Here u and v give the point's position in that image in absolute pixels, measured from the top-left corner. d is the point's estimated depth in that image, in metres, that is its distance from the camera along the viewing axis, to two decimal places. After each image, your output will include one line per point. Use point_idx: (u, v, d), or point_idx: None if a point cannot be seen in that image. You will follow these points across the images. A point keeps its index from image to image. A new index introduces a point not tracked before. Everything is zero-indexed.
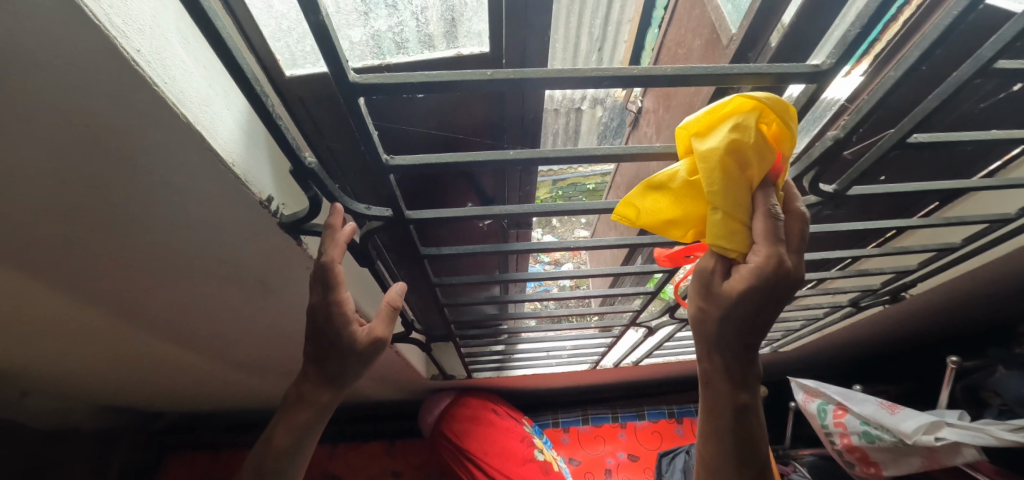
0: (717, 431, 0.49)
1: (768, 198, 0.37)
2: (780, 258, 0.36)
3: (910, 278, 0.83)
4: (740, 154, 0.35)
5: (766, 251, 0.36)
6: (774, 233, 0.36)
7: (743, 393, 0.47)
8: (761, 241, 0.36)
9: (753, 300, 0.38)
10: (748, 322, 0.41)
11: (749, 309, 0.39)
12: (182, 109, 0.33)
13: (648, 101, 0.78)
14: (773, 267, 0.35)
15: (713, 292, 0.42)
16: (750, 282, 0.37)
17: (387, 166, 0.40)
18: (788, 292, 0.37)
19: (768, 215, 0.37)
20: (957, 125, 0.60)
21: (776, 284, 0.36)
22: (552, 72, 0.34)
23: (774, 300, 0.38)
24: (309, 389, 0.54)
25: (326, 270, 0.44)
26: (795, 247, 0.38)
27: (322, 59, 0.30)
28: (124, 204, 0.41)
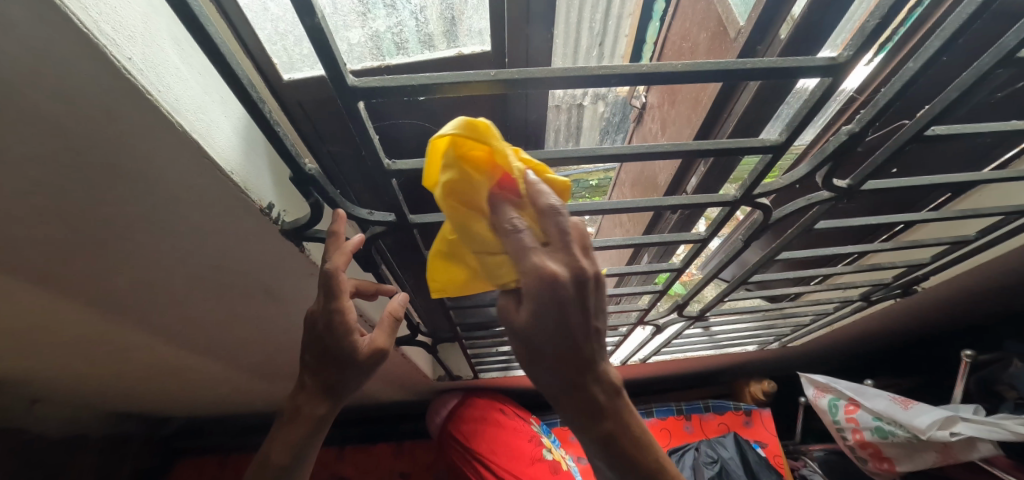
0: (613, 468, 0.43)
1: (504, 216, 0.35)
2: (539, 268, 0.32)
3: (922, 272, 0.81)
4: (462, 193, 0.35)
5: (523, 271, 0.33)
6: (525, 245, 0.33)
7: (605, 419, 0.41)
8: (519, 261, 0.33)
9: (544, 317, 0.35)
10: (562, 342, 0.37)
11: (551, 327, 0.35)
12: (176, 117, 0.33)
13: (652, 97, 0.77)
14: (536, 280, 0.32)
15: (513, 325, 0.39)
16: (533, 304, 0.33)
17: (389, 170, 0.39)
18: (576, 294, 0.33)
19: (507, 233, 0.34)
20: (972, 116, 0.58)
21: (551, 292, 0.32)
22: (558, 71, 0.33)
23: (562, 310, 0.33)
24: (305, 402, 0.54)
25: (331, 278, 0.44)
26: (561, 245, 0.33)
27: (320, 63, 0.30)
28: (123, 212, 0.40)
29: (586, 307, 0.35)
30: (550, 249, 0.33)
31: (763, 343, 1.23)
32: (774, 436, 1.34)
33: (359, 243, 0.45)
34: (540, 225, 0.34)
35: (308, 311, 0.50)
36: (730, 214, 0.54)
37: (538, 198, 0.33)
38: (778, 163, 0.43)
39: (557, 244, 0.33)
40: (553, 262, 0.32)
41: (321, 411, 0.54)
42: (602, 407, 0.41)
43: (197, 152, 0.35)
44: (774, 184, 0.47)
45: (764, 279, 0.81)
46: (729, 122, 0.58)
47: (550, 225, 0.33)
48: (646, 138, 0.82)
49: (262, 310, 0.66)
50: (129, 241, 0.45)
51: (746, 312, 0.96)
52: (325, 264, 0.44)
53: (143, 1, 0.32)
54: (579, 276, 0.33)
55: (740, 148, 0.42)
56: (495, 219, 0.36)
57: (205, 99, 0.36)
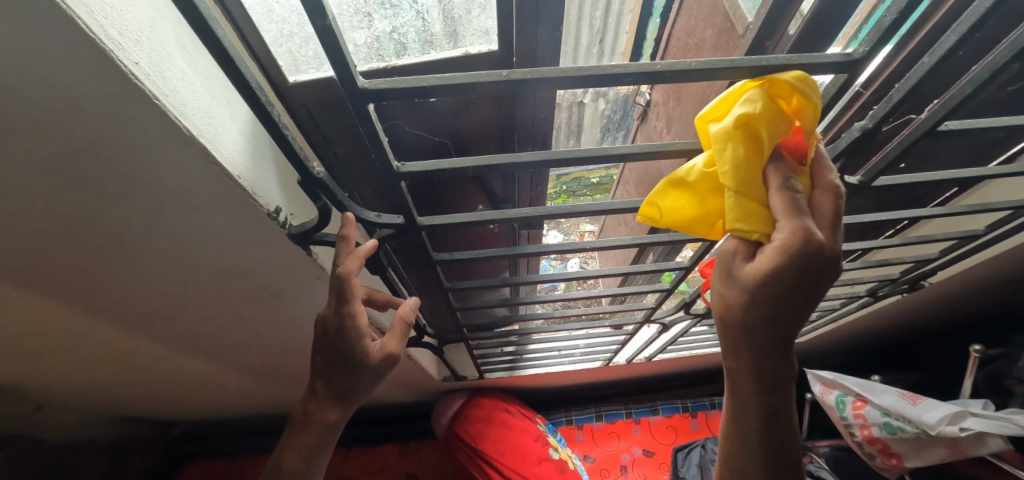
0: (742, 445, 0.42)
1: (785, 172, 0.33)
2: (809, 231, 0.30)
3: (931, 267, 0.81)
4: (756, 131, 0.33)
5: (787, 226, 0.31)
6: (800, 206, 0.32)
7: (773, 396, 0.39)
8: (784, 217, 0.31)
9: (780, 281, 0.32)
10: (777, 308, 0.34)
11: (775, 294, 0.33)
12: (183, 121, 0.32)
13: (656, 93, 0.76)
14: (801, 242, 0.30)
15: (731, 274, 0.36)
16: (776, 261, 0.31)
17: (398, 173, 0.39)
18: (824, 272, 0.31)
19: (785, 189, 0.32)
20: (981, 110, 0.58)
21: (808, 260, 0.30)
22: (571, 70, 0.32)
23: (805, 278, 0.32)
24: (316, 409, 0.54)
25: (343, 282, 0.44)
26: (833, 221, 0.32)
27: (330, 65, 0.29)
28: (131, 219, 0.40)
29: (819, 291, 0.33)
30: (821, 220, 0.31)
31: None
32: (780, 433, 1.34)
33: (370, 248, 0.45)
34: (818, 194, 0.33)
35: (320, 315, 0.50)
36: None
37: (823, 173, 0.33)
38: None
39: (828, 219, 0.32)
40: (821, 233, 0.31)
41: (333, 418, 0.53)
42: (774, 382, 0.39)
43: (203, 157, 0.35)
44: None
45: None
46: None
47: (823, 199, 0.32)
48: (650, 135, 0.81)
49: (269, 314, 0.66)
50: (137, 248, 0.44)
51: None
52: (336, 268, 0.43)
53: (149, 4, 0.31)
54: (836, 252, 0.31)
55: None
56: (769, 170, 0.34)
57: (212, 103, 0.36)
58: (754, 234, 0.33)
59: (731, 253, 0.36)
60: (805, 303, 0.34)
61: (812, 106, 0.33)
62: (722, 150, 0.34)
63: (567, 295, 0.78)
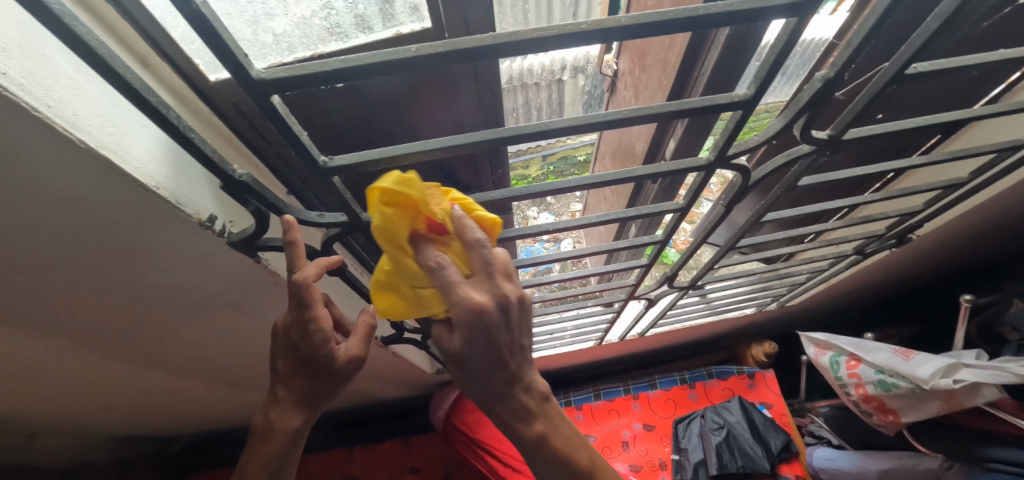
0: (541, 468, 0.48)
1: (432, 257, 0.38)
2: (467, 303, 0.37)
3: (916, 219, 0.79)
4: (398, 233, 0.37)
5: (456, 303, 0.37)
6: (452, 280, 0.38)
7: (533, 423, 0.45)
8: (449, 296, 0.38)
9: (474, 340, 0.39)
10: (495, 358, 0.41)
11: (479, 347, 0.40)
12: (77, 133, 0.29)
13: (624, 63, 0.73)
14: (467, 309, 0.37)
15: (447, 351, 0.43)
16: (463, 332, 0.38)
17: (326, 168, 0.36)
18: (498, 318, 0.39)
19: (434, 269, 0.38)
20: (955, 52, 0.55)
21: (479, 317, 0.37)
22: (491, 37, 0.29)
23: (490, 332, 0.39)
24: (278, 417, 0.51)
25: (300, 289, 0.41)
26: (484, 274, 0.38)
27: (216, 56, 0.26)
28: (47, 246, 0.37)
29: (512, 328, 0.40)
30: (475, 283, 0.38)
31: (761, 304, 1.21)
32: (778, 397, 1.34)
33: (339, 264, 0.45)
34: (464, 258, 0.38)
35: (282, 320, 0.48)
36: (707, 180, 0.51)
37: (465, 232, 0.37)
38: (749, 120, 0.40)
39: (481, 278, 0.38)
40: (478, 295, 0.38)
41: (296, 424, 0.51)
42: (533, 410, 0.46)
43: (107, 169, 0.32)
44: (749, 142, 0.44)
45: (755, 240, 0.78)
46: (700, 80, 0.55)
47: (475, 260, 0.38)
48: (621, 106, 0.78)
49: (234, 325, 0.64)
50: (63, 276, 0.41)
51: (741, 276, 0.94)
52: (290, 272, 0.41)
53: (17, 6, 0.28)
54: (499, 300, 0.38)
55: (707, 107, 0.39)
56: (421, 255, 0.38)
57: (109, 109, 0.33)
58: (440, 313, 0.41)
59: (440, 329, 0.42)
60: (506, 342, 0.41)
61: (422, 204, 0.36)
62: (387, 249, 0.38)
63: (545, 279, 0.76)
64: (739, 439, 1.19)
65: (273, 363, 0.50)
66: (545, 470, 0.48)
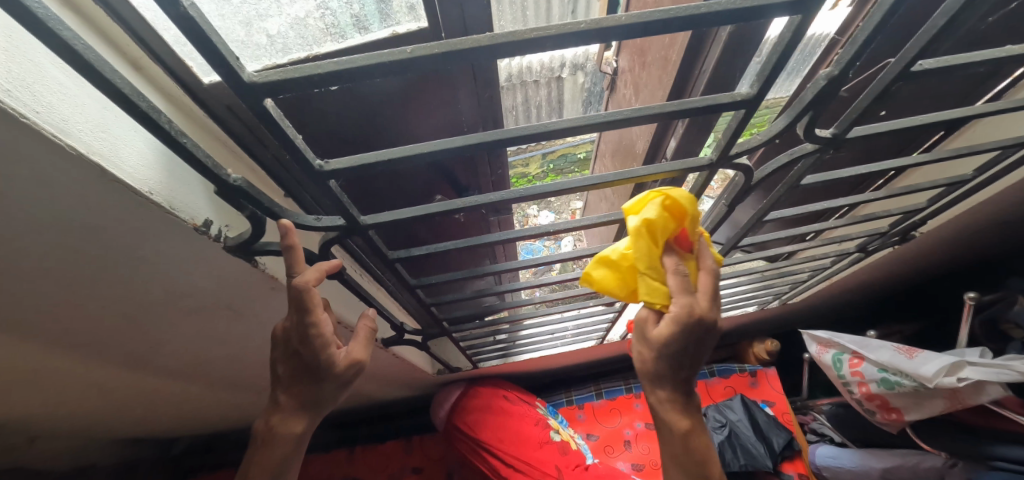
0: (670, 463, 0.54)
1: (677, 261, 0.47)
2: (690, 306, 0.45)
3: (920, 216, 0.78)
4: (659, 231, 0.45)
5: (681, 301, 0.45)
6: (687, 287, 0.46)
7: (683, 420, 0.52)
8: (679, 294, 0.45)
9: (679, 341, 0.46)
10: (682, 359, 0.49)
11: (678, 347, 0.47)
12: (67, 139, 0.29)
13: (623, 60, 0.72)
14: (687, 313, 0.44)
15: (642, 336, 0.51)
16: (675, 327, 0.45)
17: (321, 172, 0.36)
18: (705, 331, 0.46)
19: (677, 274, 0.46)
20: (960, 48, 0.54)
21: (696, 323, 0.45)
22: (487, 38, 0.28)
23: (697, 338, 0.46)
24: (279, 422, 0.51)
25: (300, 294, 0.41)
26: (713, 293, 0.46)
27: (205, 60, 0.26)
28: (39, 254, 0.36)
29: (709, 341, 0.48)
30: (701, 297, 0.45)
31: (762, 302, 1.21)
32: (780, 395, 1.34)
33: (336, 267, 0.44)
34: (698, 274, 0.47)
35: (281, 325, 0.47)
36: (709, 180, 0.50)
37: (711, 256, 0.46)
38: (752, 119, 0.39)
39: (706, 294, 0.45)
40: (705, 306, 0.45)
41: (298, 430, 0.51)
42: (685, 405, 0.53)
43: (98, 174, 0.31)
44: (752, 142, 0.44)
45: (758, 239, 0.77)
46: (700, 79, 0.54)
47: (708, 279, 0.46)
48: (620, 104, 0.77)
49: (233, 329, 0.64)
50: (57, 282, 0.41)
51: (743, 275, 0.94)
52: (288, 278, 0.40)
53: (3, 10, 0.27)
54: (711, 319, 0.45)
55: (709, 106, 0.38)
56: (665, 258, 0.47)
57: (99, 114, 0.32)
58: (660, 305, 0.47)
59: (647, 318, 0.49)
60: (698, 351, 0.48)
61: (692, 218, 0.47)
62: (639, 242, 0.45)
63: (545, 279, 0.76)
64: (741, 437, 1.19)
65: (274, 368, 0.50)
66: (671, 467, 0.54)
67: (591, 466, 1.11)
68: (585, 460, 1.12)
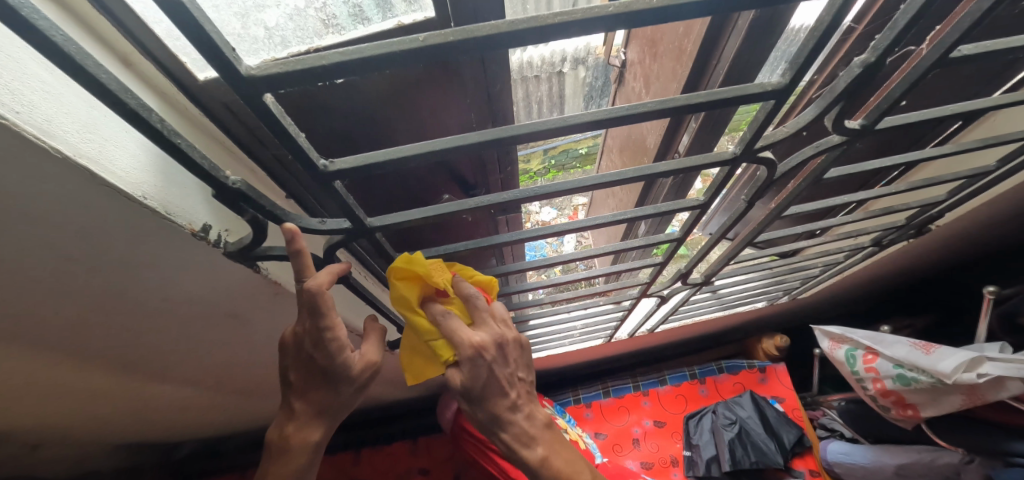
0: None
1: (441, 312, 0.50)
2: (476, 342, 0.47)
3: (938, 209, 0.76)
4: (415, 290, 0.49)
5: (459, 344, 0.47)
6: (458, 326, 0.49)
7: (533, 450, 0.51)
8: (457, 340, 0.48)
9: (476, 376, 0.48)
10: (494, 393, 0.50)
11: (481, 381, 0.48)
12: (50, 142, 0.27)
13: (633, 52, 0.70)
14: (471, 349, 0.47)
15: (455, 392, 0.51)
16: (465, 366, 0.47)
17: (327, 172, 0.33)
18: (496, 352, 0.49)
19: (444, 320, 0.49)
20: (989, 34, 0.52)
21: (477, 351, 0.47)
22: (505, 24, 0.26)
23: (489, 366, 0.48)
24: (295, 431, 0.48)
25: (313, 299, 0.38)
26: (482, 320, 0.49)
27: (200, 52, 0.24)
28: (31, 263, 0.34)
29: (505, 361, 0.50)
30: (478, 328, 0.49)
31: (772, 298, 1.19)
32: (791, 391, 1.32)
33: (346, 270, 0.42)
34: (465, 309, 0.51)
35: (290, 330, 0.44)
36: (730, 175, 0.48)
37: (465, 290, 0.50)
38: (781, 110, 0.37)
39: (480, 322, 0.49)
40: (479, 336, 0.48)
41: (315, 438, 0.48)
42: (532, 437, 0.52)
43: (88, 178, 0.29)
44: (778, 134, 0.41)
45: (774, 236, 0.74)
46: (720, 68, 0.52)
47: (475, 309, 0.50)
48: (630, 98, 0.75)
49: (237, 335, 0.62)
50: (54, 292, 0.39)
51: (754, 271, 0.92)
52: (299, 281, 0.38)
53: None
54: (495, 339, 0.48)
55: (737, 97, 0.35)
56: (433, 312, 0.51)
57: (87, 114, 0.30)
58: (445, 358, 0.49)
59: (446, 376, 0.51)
60: (504, 375, 0.50)
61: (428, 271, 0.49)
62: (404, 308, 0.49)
63: (556, 279, 0.74)
64: (752, 435, 1.18)
65: (285, 375, 0.47)
66: None
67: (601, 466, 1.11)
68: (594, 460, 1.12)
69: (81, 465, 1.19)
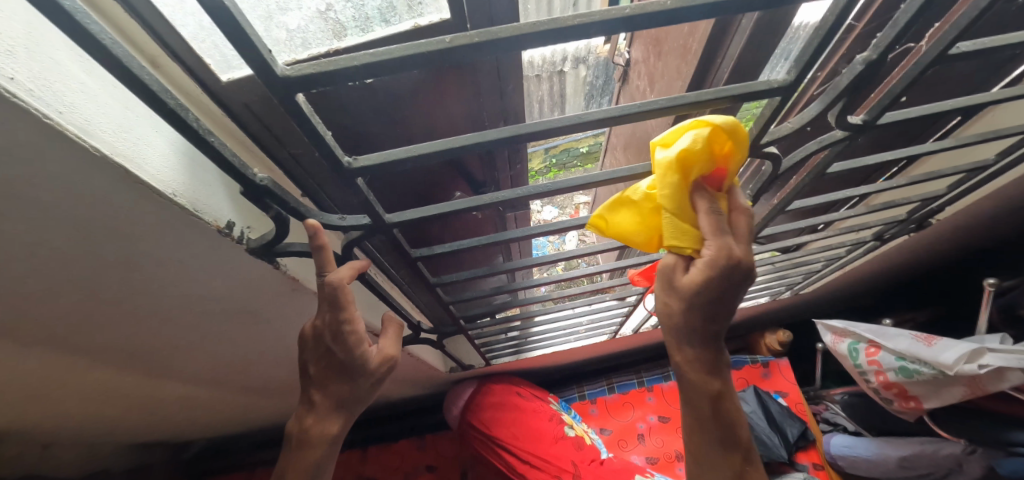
0: (699, 424, 0.48)
1: (708, 200, 0.39)
2: (727, 249, 0.38)
3: (939, 203, 0.77)
4: (694, 167, 0.37)
5: (713, 245, 0.38)
6: (721, 227, 0.38)
7: (715, 380, 0.46)
8: (711, 236, 0.38)
9: (712, 287, 0.39)
10: (714, 310, 0.42)
11: (715, 296, 0.40)
12: (89, 140, 0.28)
13: (636, 50, 0.71)
14: (725, 258, 0.38)
15: (670, 286, 0.44)
16: (706, 273, 0.38)
17: (351, 169, 0.35)
18: (744, 278, 0.39)
19: (711, 214, 0.39)
20: (988, 31, 0.53)
21: (731, 269, 0.38)
22: (526, 26, 0.27)
23: (736, 286, 0.40)
24: (314, 423, 0.49)
25: (334, 292, 0.40)
26: (744, 236, 0.39)
27: (238, 54, 0.25)
28: (67, 258, 0.36)
29: (740, 289, 0.40)
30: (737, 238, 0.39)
31: (775, 293, 1.20)
32: (794, 386, 1.34)
33: (368, 265, 0.44)
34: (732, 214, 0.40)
35: (309, 324, 0.45)
36: (736, 170, 0.49)
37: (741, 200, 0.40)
38: (787, 107, 0.38)
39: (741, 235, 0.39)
40: (739, 249, 0.38)
41: (334, 430, 0.50)
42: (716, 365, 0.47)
43: (123, 176, 0.30)
44: (783, 130, 0.42)
45: (776, 229, 0.76)
46: (723, 67, 0.53)
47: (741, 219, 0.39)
48: (633, 96, 0.76)
49: (252, 332, 0.63)
50: (83, 287, 0.40)
51: (757, 266, 0.93)
52: (322, 275, 0.39)
53: (23, 7, 0.26)
54: (750, 263, 0.38)
55: (744, 94, 0.37)
56: (698, 200, 0.39)
57: (121, 114, 0.31)
58: (688, 249, 0.41)
59: (671, 265, 0.43)
60: (732, 300, 0.41)
61: (736, 151, 0.37)
62: (663, 179, 0.38)
63: (563, 275, 0.75)
64: (757, 429, 1.19)
65: (304, 368, 0.48)
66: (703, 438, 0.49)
67: (605, 462, 1.12)
68: (599, 455, 1.13)
69: (93, 464, 1.20)
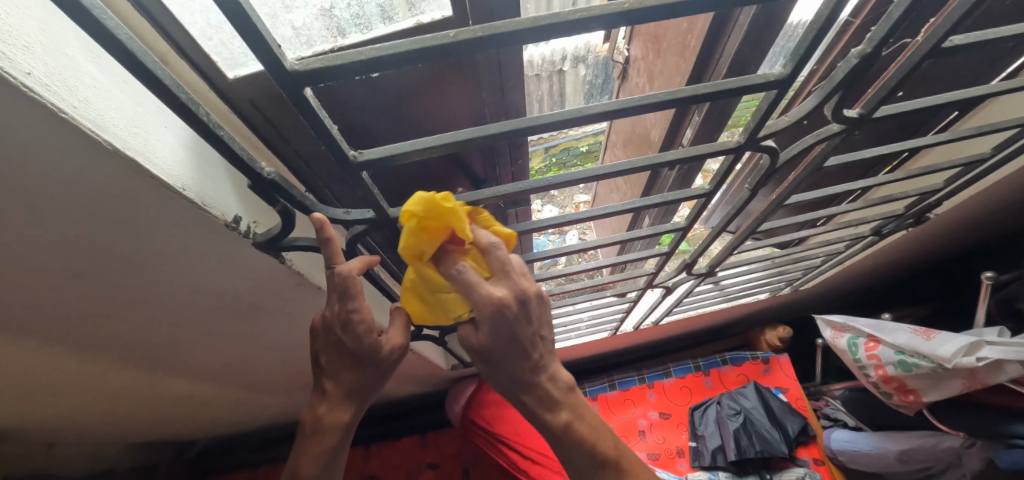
0: (564, 450, 0.49)
1: (449, 265, 0.41)
2: (491, 300, 0.40)
3: (936, 198, 0.78)
4: (433, 238, 0.39)
5: (478, 300, 0.40)
6: (472, 280, 0.41)
7: (560, 409, 0.47)
8: (476, 294, 0.40)
9: (496, 333, 0.42)
10: (518, 349, 0.44)
11: (503, 338, 0.43)
12: (103, 135, 0.28)
13: (636, 48, 0.72)
14: (493, 306, 0.40)
15: (472, 347, 0.45)
16: (487, 323, 0.41)
17: (357, 162, 0.36)
18: (515, 312, 0.41)
19: (458, 277, 0.41)
20: (982, 26, 0.54)
21: (501, 310, 0.40)
22: (528, 20, 0.28)
23: (520, 321, 0.42)
24: (327, 411, 0.51)
25: (345, 282, 0.40)
26: (503, 275, 0.41)
27: (249, 49, 0.26)
28: (80, 253, 0.36)
29: (529, 320, 0.43)
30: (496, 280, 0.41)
31: (774, 289, 1.21)
32: (794, 381, 1.33)
33: (380, 257, 0.44)
34: (483, 261, 0.41)
35: (321, 315, 0.46)
36: (734, 164, 0.50)
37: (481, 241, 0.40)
38: (783, 99, 0.39)
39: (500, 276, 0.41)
40: (497, 291, 0.40)
41: (347, 418, 0.51)
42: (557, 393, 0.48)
43: (136, 171, 0.31)
44: (780, 123, 0.43)
45: (775, 224, 0.77)
46: (721, 63, 0.54)
47: (494, 263, 0.40)
48: (633, 93, 0.77)
49: (257, 329, 0.64)
50: (93, 283, 0.41)
51: (756, 262, 0.93)
52: (331, 266, 0.40)
53: (39, 5, 0.27)
54: (519, 293, 0.41)
55: (741, 87, 0.37)
56: (447, 266, 0.42)
57: (133, 110, 0.32)
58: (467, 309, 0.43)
59: (466, 329, 0.45)
60: (521, 332, 0.43)
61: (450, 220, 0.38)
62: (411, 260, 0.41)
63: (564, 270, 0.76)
64: (757, 424, 1.20)
65: (316, 358, 0.49)
66: (577, 464, 0.49)
67: None
68: None
69: (98, 463, 1.21)
